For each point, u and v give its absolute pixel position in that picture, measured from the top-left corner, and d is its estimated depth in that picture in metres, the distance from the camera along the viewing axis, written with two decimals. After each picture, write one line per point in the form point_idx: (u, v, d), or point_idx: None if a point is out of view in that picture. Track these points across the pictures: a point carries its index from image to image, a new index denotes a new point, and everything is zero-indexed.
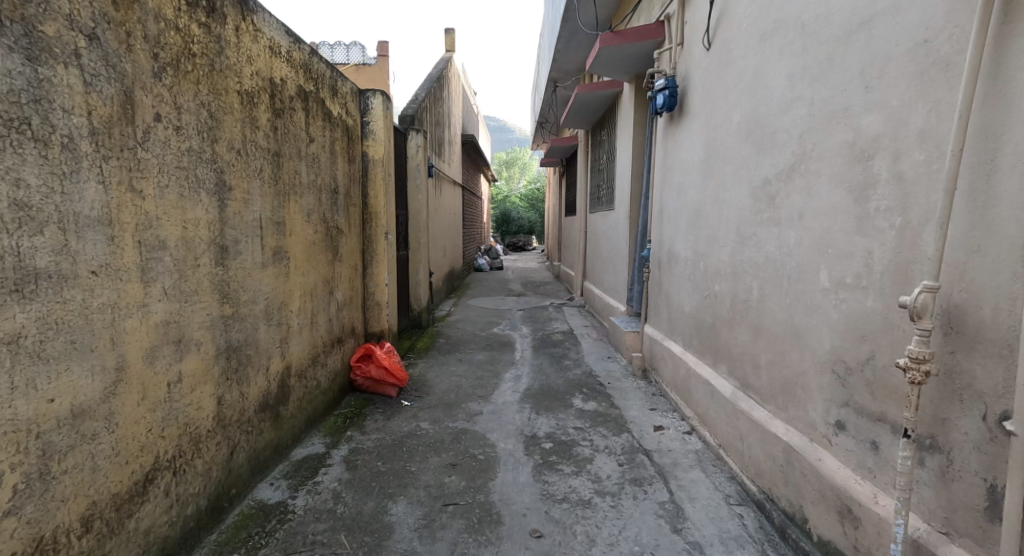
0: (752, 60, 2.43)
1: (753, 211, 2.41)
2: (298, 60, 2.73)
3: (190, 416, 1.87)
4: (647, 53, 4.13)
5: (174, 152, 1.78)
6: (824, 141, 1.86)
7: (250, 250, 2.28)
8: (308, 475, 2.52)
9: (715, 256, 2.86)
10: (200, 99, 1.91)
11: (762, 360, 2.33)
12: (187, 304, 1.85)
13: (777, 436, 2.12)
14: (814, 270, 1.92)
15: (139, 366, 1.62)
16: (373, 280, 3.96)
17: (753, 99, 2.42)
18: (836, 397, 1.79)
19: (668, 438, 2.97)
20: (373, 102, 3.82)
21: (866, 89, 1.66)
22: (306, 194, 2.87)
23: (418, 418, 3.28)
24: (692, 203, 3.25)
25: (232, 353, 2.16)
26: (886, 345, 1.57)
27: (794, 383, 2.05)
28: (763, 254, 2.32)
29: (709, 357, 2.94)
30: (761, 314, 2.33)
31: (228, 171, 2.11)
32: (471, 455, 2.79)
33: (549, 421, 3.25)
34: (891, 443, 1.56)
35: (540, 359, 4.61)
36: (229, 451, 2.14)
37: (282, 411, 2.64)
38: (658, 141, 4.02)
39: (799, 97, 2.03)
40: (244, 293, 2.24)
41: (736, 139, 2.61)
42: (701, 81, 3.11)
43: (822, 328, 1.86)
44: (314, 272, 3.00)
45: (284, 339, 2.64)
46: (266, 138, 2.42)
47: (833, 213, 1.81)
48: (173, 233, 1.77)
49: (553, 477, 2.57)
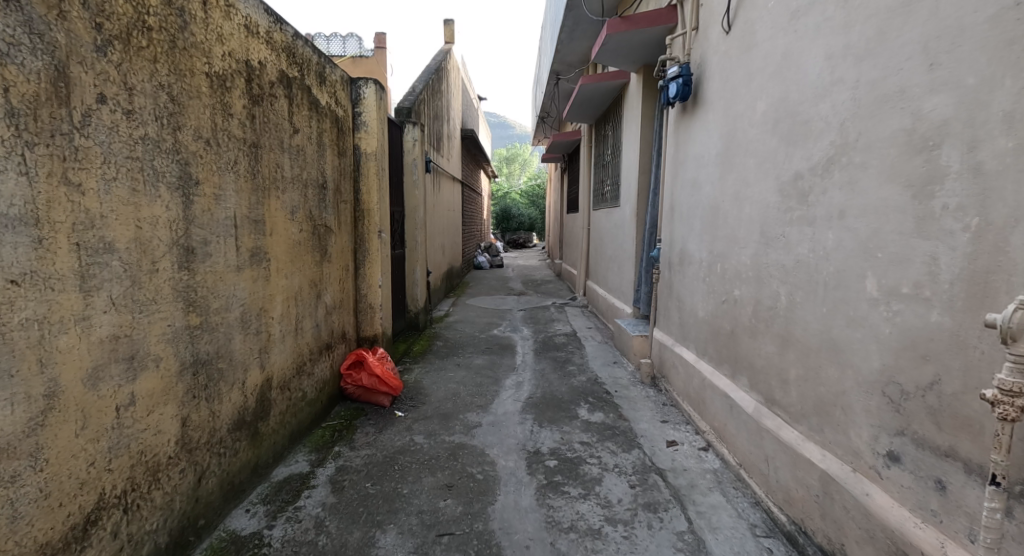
0: (781, 41, 2.18)
1: (780, 210, 2.18)
2: (279, 42, 2.48)
3: (146, 443, 1.63)
4: (657, 40, 3.88)
5: (124, 140, 1.54)
6: (873, 130, 1.63)
7: (223, 252, 2.05)
8: (289, 499, 2.29)
9: (735, 258, 2.62)
10: (158, 80, 1.68)
11: (791, 376, 2.09)
12: (142, 314, 1.61)
13: (812, 463, 1.89)
14: (858, 276, 1.69)
15: (78, 389, 1.39)
16: (366, 282, 3.72)
17: (782, 84, 2.18)
18: (887, 424, 1.56)
19: (683, 455, 2.74)
20: (366, 92, 3.56)
21: (930, 66, 1.43)
22: (290, 190, 2.63)
23: (413, 430, 3.05)
24: (708, 200, 3.00)
25: (200, 368, 1.92)
26: (957, 369, 1.35)
27: (832, 404, 1.82)
28: (792, 257, 2.08)
29: (727, 367, 2.71)
30: (790, 323, 2.10)
31: (195, 164, 1.87)
32: (469, 475, 2.56)
33: (552, 434, 3.02)
34: (963, 484, 1.34)
35: (542, 365, 4.37)
36: (197, 479, 1.91)
37: (262, 427, 2.40)
38: (668, 133, 3.77)
39: (839, 80, 1.79)
40: (215, 300, 2.00)
41: (760, 131, 2.36)
42: (720, 67, 2.86)
43: (869, 344, 1.63)
44: (299, 274, 2.76)
45: (264, 349, 2.40)
46: (241, 127, 2.18)
47: (885, 211, 1.58)
48: (123, 235, 1.54)
49: (558, 501, 2.34)
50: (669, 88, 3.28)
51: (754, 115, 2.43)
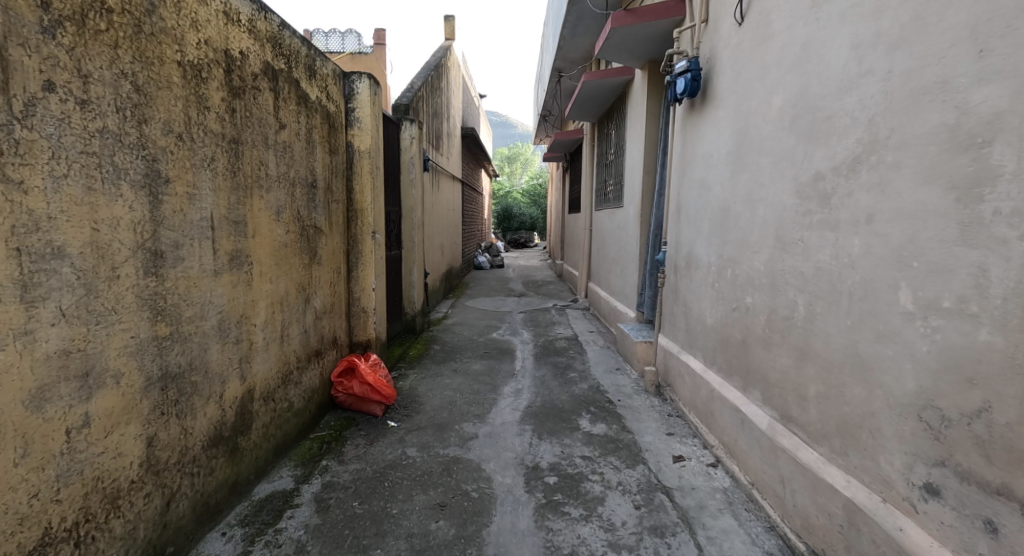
0: (800, 31, 2.03)
1: (798, 213, 2.02)
2: (263, 32, 2.33)
3: (104, 467, 1.50)
4: (664, 34, 3.72)
5: (77, 133, 1.41)
6: (907, 126, 1.48)
7: (197, 255, 1.89)
8: (269, 520, 2.14)
9: (747, 263, 2.46)
10: (121, 68, 1.54)
11: (809, 392, 1.93)
12: (99, 325, 1.48)
13: (834, 490, 1.73)
14: (890, 288, 1.53)
15: (17, 412, 1.26)
16: (359, 285, 3.57)
17: (800, 76, 2.02)
18: (924, 452, 1.41)
19: (690, 472, 2.57)
20: (359, 87, 3.41)
21: (980, 53, 1.28)
22: (275, 189, 2.47)
23: (405, 443, 2.89)
24: (717, 202, 2.84)
25: (170, 382, 1.77)
26: (1012, 397, 1.20)
27: (858, 425, 1.66)
28: (812, 264, 1.92)
29: (737, 378, 2.55)
30: (809, 335, 1.93)
31: (165, 160, 1.73)
32: (463, 493, 2.40)
33: (552, 448, 2.86)
34: (1018, 527, 1.20)
35: (542, 371, 4.21)
36: (165, 502, 1.77)
37: (242, 442, 2.25)
38: (675, 131, 3.61)
39: (868, 72, 1.63)
40: (187, 308, 1.85)
41: (776, 129, 2.21)
42: (730, 61, 2.71)
43: (902, 363, 1.48)
44: (285, 278, 2.60)
45: (245, 358, 2.25)
46: (219, 122, 2.02)
47: (922, 215, 1.43)
48: (76, 238, 1.41)
49: (558, 524, 2.19)
50: (677, 84, 3.13)
51: (768, 111, 2.27)
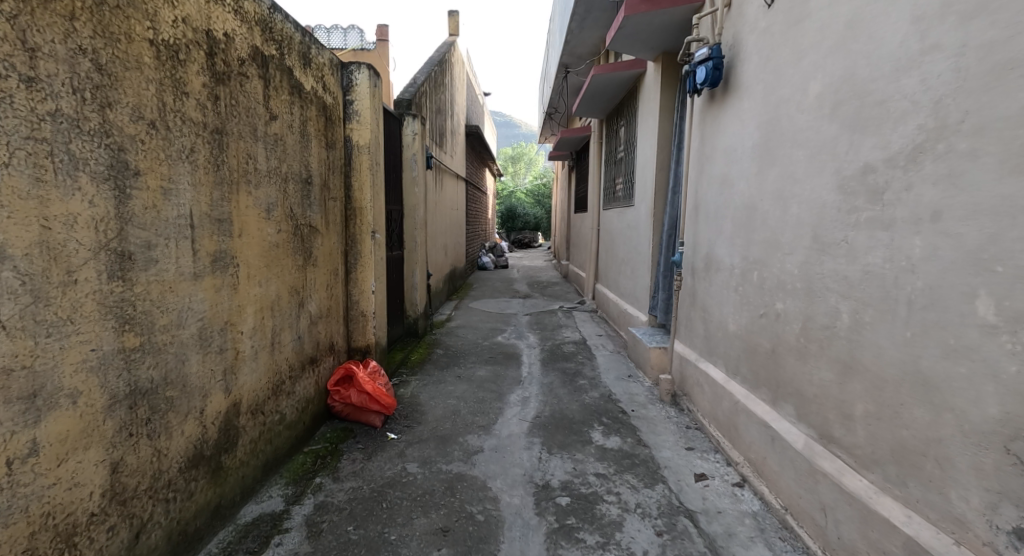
0: (843, 8, 1.82)
1: (840, 211, 1.81)
2: (252, 13, 2.13)
3: (56, 499, 1.32)
4: (680, 22, 3.51)
5: (22, 116, 1.23)
6: (988, 108, 1.28)
7: (173, 256, 1.70)
8: (254, 548, 1.94)
9: (777, 265, 2.25)
10: (77, 43, 1.35)
11: (856, 411, 1.72)
12: (50, 337, 1.29)
13: (892, 526, 1.52)
14: (965, 297, 1.33)
15: None
16: (358, 287, 3.36)
17: (844, 57, 1.81)
18: (1014, 492, 1.22)
19: (715, 493, 2.36)
20: (358, 77, 3.21)
21: None
22: (264, 186, 2.27)
23: (405, 457, 2.69)
24: (742, 199, 2.63)
25: (140, 399, 1.58)
26: None
27: (920, 452, 1.46)
28: (859, 268, 1.71)
29: (766, 390, 2.34)
30: (854, 348, 1.72)
31: (133, 150, 1.53)
32: (467, 516, 2.20)
33: (563, 463, 2.65)
34: None
35: (551, 377, 4.00)
36: (134, 534, 1.58)
37: (226, 461, 2.05)
38: (693, 125, 3.39)
39: (933, 48, 1.43)
40: (162, 315, 1.65)
41: (813, 118, 1.99)
42: (758, 46, 2.50)
43: (984, 385, 1.28)
44: (276, 281, 2.40)
45: (230, 370, 2.05)
46: (200, 109, 1.83)
47: (1010, 212, 1.23)
48: (20, 237, 1.22)
49: (574, 552, 1.98)
50: (697, 73, 2.91)
51: (804, 99, 2.06)
